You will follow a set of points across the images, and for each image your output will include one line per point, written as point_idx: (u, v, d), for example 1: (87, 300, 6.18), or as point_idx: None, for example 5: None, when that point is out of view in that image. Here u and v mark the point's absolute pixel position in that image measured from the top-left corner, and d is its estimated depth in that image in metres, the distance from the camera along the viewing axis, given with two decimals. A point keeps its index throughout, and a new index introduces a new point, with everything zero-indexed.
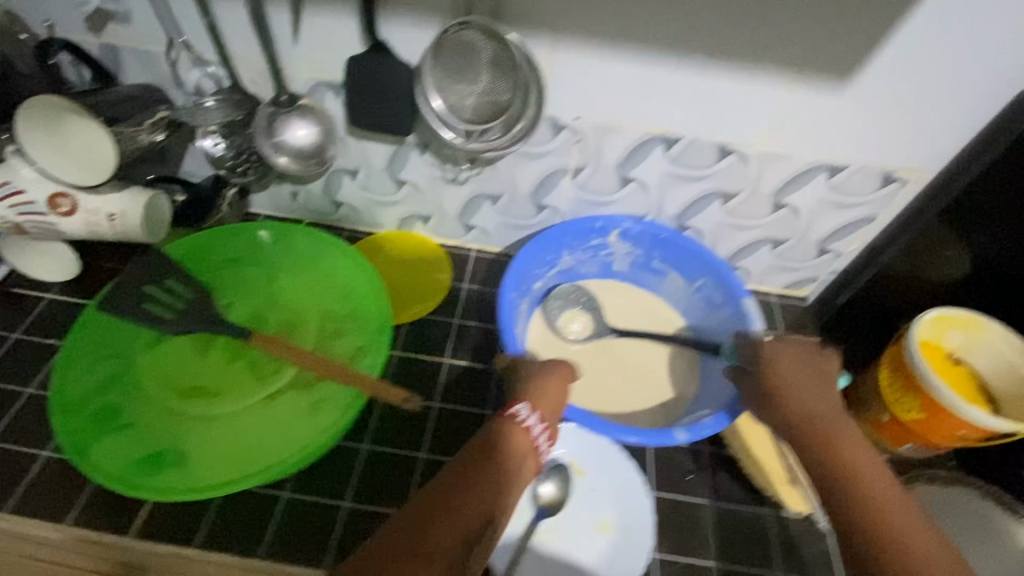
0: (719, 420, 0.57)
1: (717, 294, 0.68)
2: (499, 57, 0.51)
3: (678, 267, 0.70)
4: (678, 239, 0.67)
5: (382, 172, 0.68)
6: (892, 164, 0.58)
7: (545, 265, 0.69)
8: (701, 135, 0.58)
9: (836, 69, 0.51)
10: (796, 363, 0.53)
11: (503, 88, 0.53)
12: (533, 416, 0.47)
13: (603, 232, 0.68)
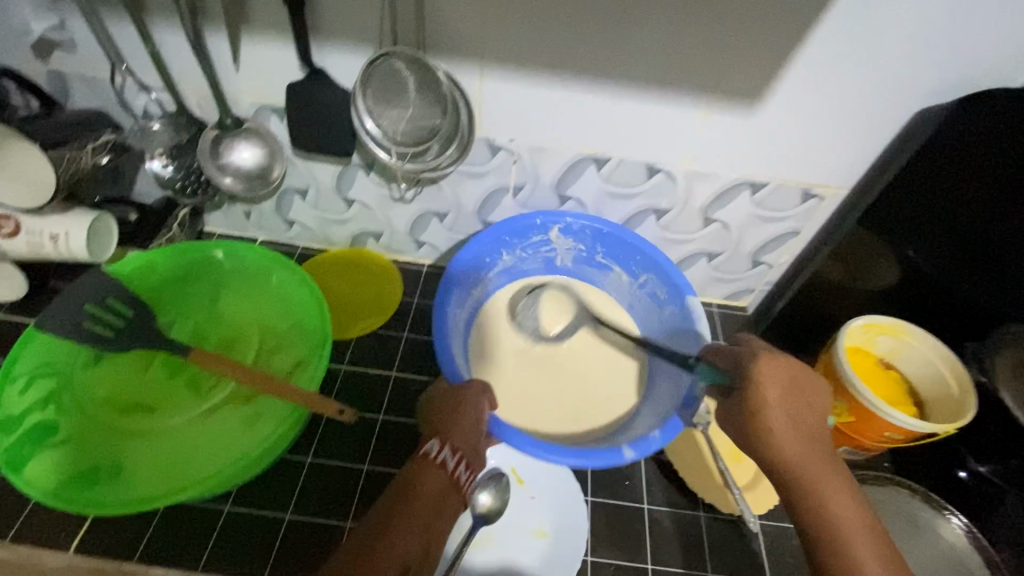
0: (666, 434, 0.55)
1: (661, 290, 0.68)
2: (426, 84, 0.54)
3: (620, 261, 0.70)
4: (621, 234, 0.66)
5: (331, 191, 0.70)
6: (809, 181, 0.62)
7: (487, 265, 0.69)
8: (628, 155, 0.61)
9: (745, 94, 0.54)
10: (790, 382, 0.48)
11: (435, 111, 0.56)
12: (447, 450, 0.48)
13: (543, 229, 0.67)
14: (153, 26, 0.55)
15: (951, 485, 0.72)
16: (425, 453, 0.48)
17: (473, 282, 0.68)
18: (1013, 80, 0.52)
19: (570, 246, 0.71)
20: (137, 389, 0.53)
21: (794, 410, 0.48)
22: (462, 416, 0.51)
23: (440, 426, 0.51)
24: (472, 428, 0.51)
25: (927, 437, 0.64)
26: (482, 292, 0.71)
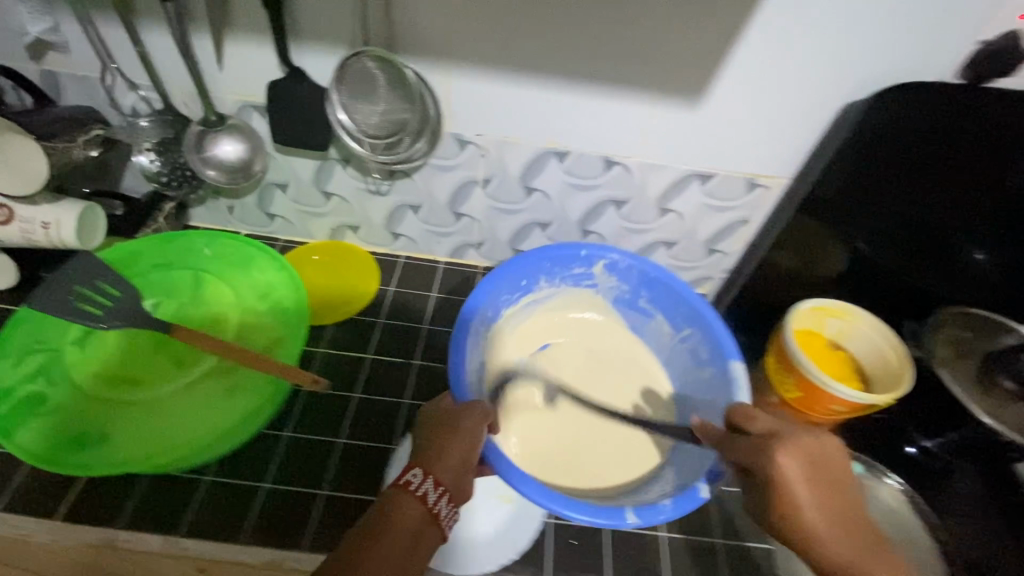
0: (676, 507, 0.55)
1: (703, 349, 0.69)
2: (394, 81, 0.58)
3: (664, 310, 0.73)
4: (668, 279, 0.70)
5: (310, 185, 0.74)
6: (753, 172, 0.67)
7: (517, 290, 0.72)
8: (586, 148, 0.66)
9: (689, 91, 0.59)
10: (811, 470, 0.46)
11: (404, 106, 0.60)
12: (429, 484, 0.47)
13: (586, 261, 0.72)
14: (141, 29, 0.60)
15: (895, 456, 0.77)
16: (405, 483, 0.47)
17: (500, 303, 0.71)
18: (930, 76, 0.57)
19: (614, 284, 0.75)
20: (123, 364, 0.56)
21: (824, 502, 0.45)
22: (446, 447, 0.51)
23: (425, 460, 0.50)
24: (454, 459, 0.50)
25: (867, 408, 0.69)
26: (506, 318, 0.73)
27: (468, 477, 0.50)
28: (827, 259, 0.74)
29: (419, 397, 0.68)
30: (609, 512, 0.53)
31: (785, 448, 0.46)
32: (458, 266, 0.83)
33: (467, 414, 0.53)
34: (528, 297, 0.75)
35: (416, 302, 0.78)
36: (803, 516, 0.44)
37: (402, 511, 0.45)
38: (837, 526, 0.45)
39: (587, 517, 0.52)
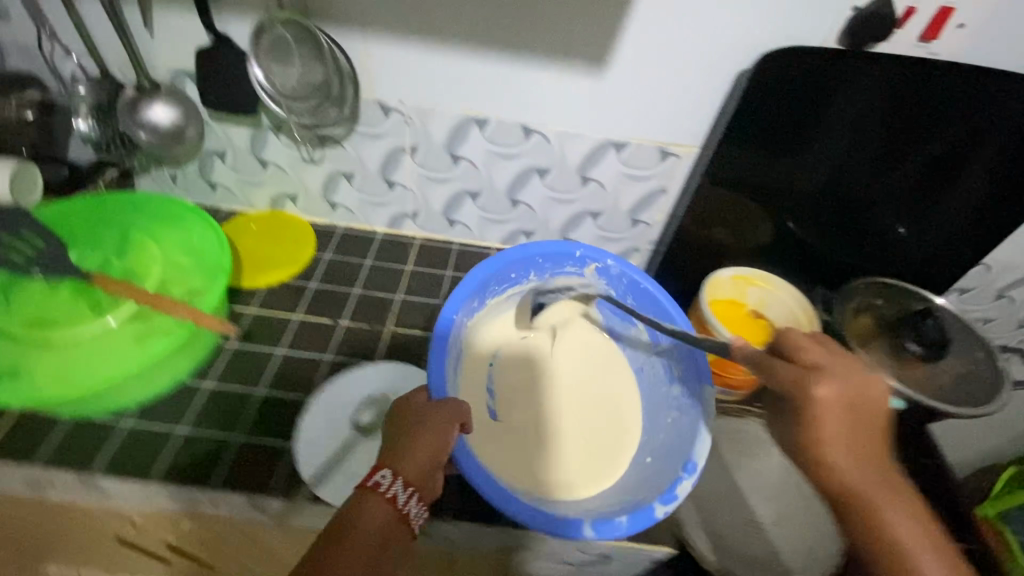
0: (632, 524, 0.55)
1: (675, 366, 0.69)
2: (306, 43, 0.61)
3: (648, 320, 0.73)
4: (657, 290, 0.70)
5: (247, 153, 0.77)
6: (665, 140, 0.70)
7: (505, 282, 0.71)
8: (505, 116, 0.69)
9: (592, 58, 0.62)
10: (840, 411, 0.52)
11: (316, 69, 0.63)
12: (398, 484, 0.47)
13: (580, 261, 0.72)
14: None
15: None
16: (374, 483, 0.47)
17: (488, 294, 0.71)
18: (814, 40, 0.60)
19: (603, 288, 0.74)
20: (41, 309, 0.59)
21: (847, 429, 0.51)
22: (416, 442, 0.51)
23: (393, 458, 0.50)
24: (424, 454, 0.50)
25: None
26: (487, 315, 0.72)
27: (435, 472, 0.51)
28: (757, 233, 0.79)
29: (341, 353, 0.71)
30: (568, 522, 0.54)
31: (828, 382, 0.52)
32: (394, 236, 0.86)
33: (438, 410, 0.54)
34: (513, 292, 0.74)
35: (349, 268, 0.81)
36: (825, 437, 0.51)
37: (370, 511, 0.45)
38: (856, 452, 0.51)
39: (547, 527, 0.53)
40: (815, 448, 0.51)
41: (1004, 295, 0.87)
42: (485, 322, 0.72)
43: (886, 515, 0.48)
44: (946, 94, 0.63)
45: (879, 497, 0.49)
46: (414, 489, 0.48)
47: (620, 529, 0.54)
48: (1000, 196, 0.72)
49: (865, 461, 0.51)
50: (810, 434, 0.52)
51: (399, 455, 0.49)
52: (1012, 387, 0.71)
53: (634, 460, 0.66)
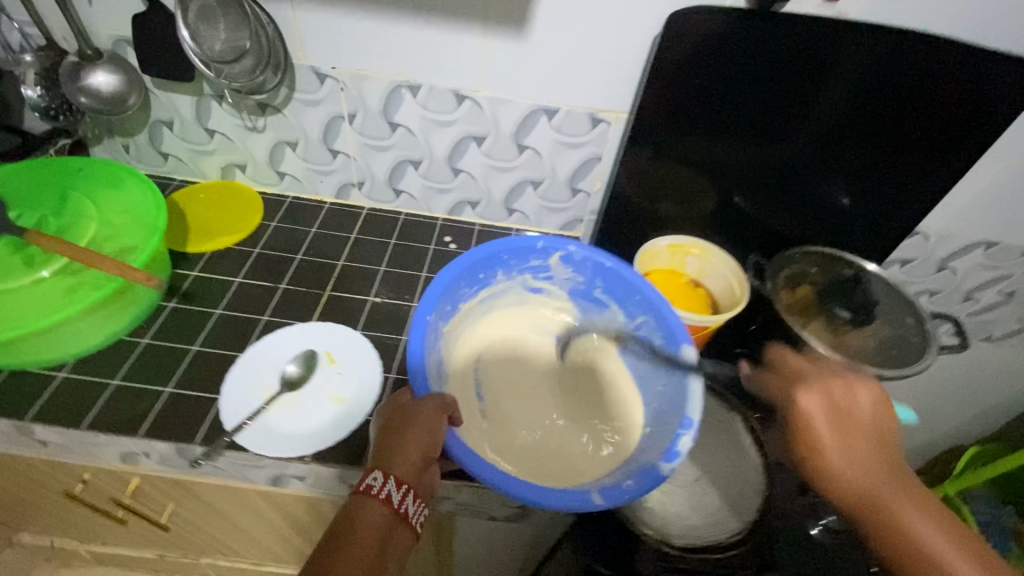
0: (640, 484, 0.55)
1: (655, 336, 0.67)
2: (229, 6, 0.63)
3: (619, 300, 0.71)
4: (621, 269, 0.68)
5: (193, 122, 0.79)
6: (594, 106, 0.72)
7: (475, 283, 0.69)
8: (436, 82, 0.71)
9: (513, 22, 0.64)
10: (829, 412, 0.51)
11: (242, 33, 0.65)
12: (392, 484, 0.47)
13: (544, 253, 0.70)
14: None
15: None
16: (366, 486, 0.47)
17: (460, 299, 0.69)
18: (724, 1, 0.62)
19: (569, 277, 0.73)
20: None
21: (846, 432, 0.50)
22: (404, 438, 0.50)
23: (384, 457, 0.50)
24: (414, 450, 0.50)
25: (699, 332, 0.73)
26: (467, 317, 0.71)
27: (429, 469, 0.51)
28: (696, 201, 0.81)
29: (277, 313, 0.73)
30: (575, 494, 0.53)
31: (814, 386, 0.52)
32: (343, 206, 0.89)
33: (422, 406, 0.52)
34: (489, 295, 0.73)
35: (297, 235, 0.84)
36: (821, 441, 0.50)
37: (365, 515, 0.46)
38: (857, 453, 0.49)
39: (552, 500, 0.51)
40: (813, 455, 0.50)
41: (945, 267, 0.89)
42: (467, 326, 0.71)
43: (916, 532, 0.45)
44: (861, 56, 0.65)
45: (890, 497, 0.47)
46: (408, 488, 0.48)
47: (630, 492, 0.54)
48: (928, 160, 0.73)
49: (869, 461, 0.49)
50: (806, 442, 0.51)
51: (391, 456, 0.50)
52: (940, 353, 0.71)
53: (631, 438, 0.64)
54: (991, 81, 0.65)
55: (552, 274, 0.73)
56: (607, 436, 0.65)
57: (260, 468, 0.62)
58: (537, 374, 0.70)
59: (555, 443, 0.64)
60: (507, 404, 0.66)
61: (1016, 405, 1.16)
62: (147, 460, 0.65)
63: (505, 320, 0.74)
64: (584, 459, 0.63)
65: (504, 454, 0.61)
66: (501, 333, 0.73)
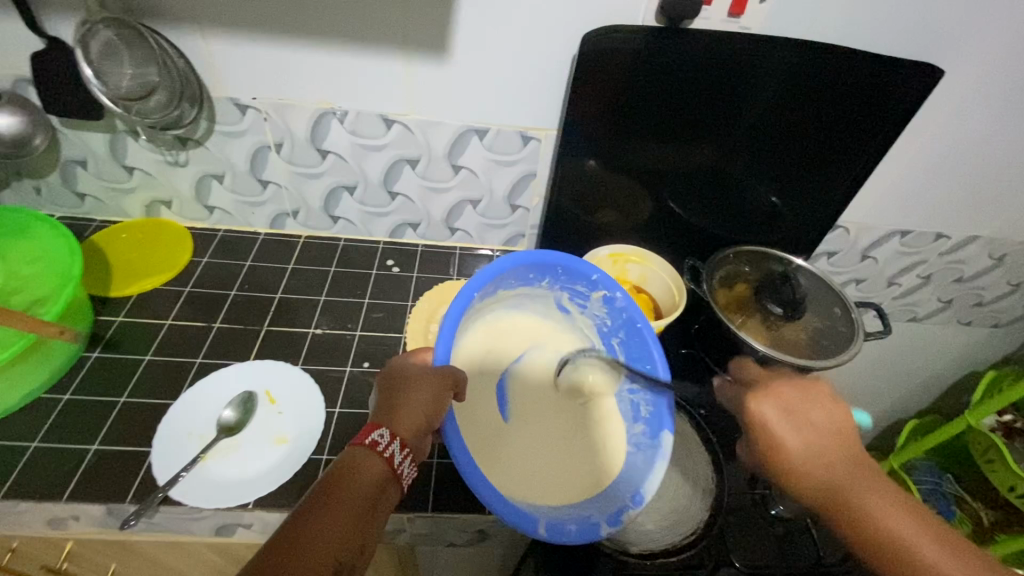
0: (581, 531, 0.54)
1: (645, 406, 0.62)
2: (133, 41, 0.61)
3: (631, 357, 0.65)
4: (650, 337, 0.62)
5: (109, 160, 0.75)
6: (523, 124, 0.73)
7: (520, 279, 0.62)
8: (362, 108, 0.70)
9: (434, 47, 0.64)
10: (779, 415, 0.53)
11: (150, 69, 0.63)
12: (396, 444, 0.47)
13: (592, 286, 0.63)
14: None
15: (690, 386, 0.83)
16: (372, 441, 0.47)
17: (502, 287, 0.61)
18: (634, 19, 0.64)
19: (600, 316, 0.66)
20: None
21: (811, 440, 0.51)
22: (414, 400, 0.50)
23: (386, 414, 0.50)
24: (421, 412, 0.49)
25: None
26: (494, 308, 0.63)
27: (429, 433, 0.51)
28: (631, 209, 0.83)
29: (212, 354, 0.70)
30: (526, 515, 0.52)
31: (763, 399, 0.54)
32: (278, 235, 0.86)
33: (433, 376, 0.51)
34: (523, 293, 0.65)
35: (230, 270, 0.81)
36: (786, 456, 0.51)
37: (365, 468, 0.46)
38: (811, 455, 0.50)
39: (505, 515, 0.50)
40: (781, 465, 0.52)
41: (868, 256, 0.95)
42: (491, 313, 0.63)
43: (856, 511, 0.48)
44: (772, 64, 0.68)
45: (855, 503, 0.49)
46: (410, 449, 0.48)
47: (567, 535, 0.53)
48: (840, 158, 0.78)
49: (828, 468, 0.50)
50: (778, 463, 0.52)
51: (396, 415, 0.49)
52: (866, 340, 0.75)
53: (574, 478, 0.59)
54: (889, 84, 0.70)
55: (586, 305, 0.66)
56: (570, 471, 0.59)
57: (201, 520, 0.59)
58: (535, 386, 0.63)
59: (513, 459, 0.58)
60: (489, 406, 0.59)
61: (947, 377, 1.24)
62: (77, 523, 0.60)
63: (523, 328, 0.66)
64: (543, 485, 0.57)
65: (488, 463, 0.55)
66: (512, 335, 0.64)
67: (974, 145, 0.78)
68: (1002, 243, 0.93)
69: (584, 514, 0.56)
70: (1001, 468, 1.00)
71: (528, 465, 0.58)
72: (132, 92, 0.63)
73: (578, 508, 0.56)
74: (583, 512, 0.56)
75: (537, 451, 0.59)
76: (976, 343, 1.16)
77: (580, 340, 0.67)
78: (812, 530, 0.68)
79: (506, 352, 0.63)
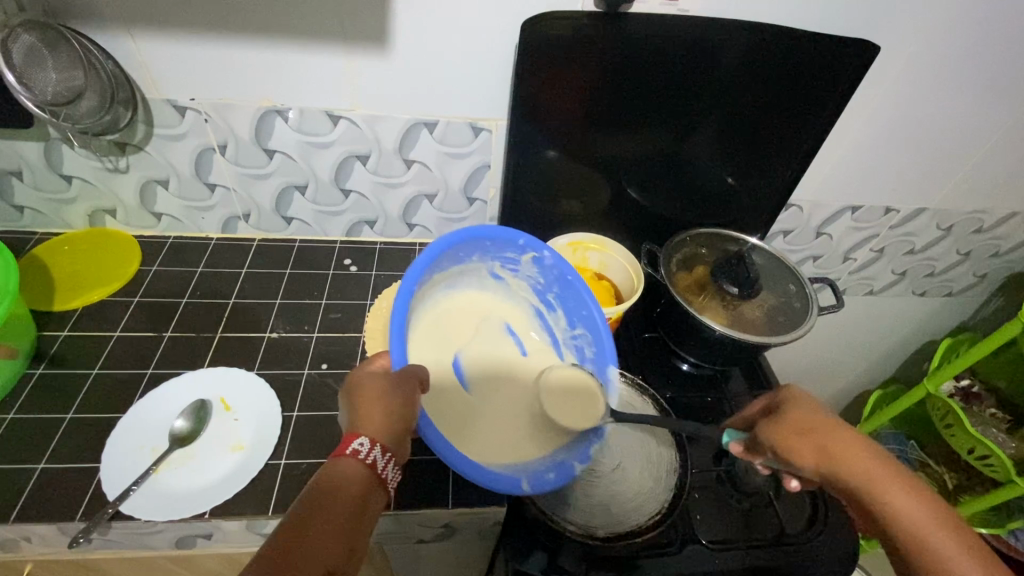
0: (559, 475, 0.55)
1: (590, 347, 0.65)
2: (58, 44, 0.59)
3: (567, 310, 0.67)
4: (582, 286, 0.64)
5: (44, 169, 0.72)
6: (472, 115, 0.72)
7: (454, 259, 0.61)
8: (304, 104, 0.68)
9: (374, 40, 0.63)
10: (813, 408, 0.52)
11: (76, 73, 0.60)
12: (377, 451, 0.45)
13: (521, 250, 0.64)
14: None
15: (655, 368, 0.83)
16: (352, 451, 0.44)
17: (438, 269, 0.60)
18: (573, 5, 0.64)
19: (532, 276, 0.67)
20: None
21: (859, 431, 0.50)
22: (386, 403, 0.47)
23: (356, 417, 0.47)
24: (399, 418, 0.47)
25: None
26: (431, 292, 0.61)
27: (409, 436, 0.49)
28: (587, 197, 0.83)
29: (164, 365, 0.68)
30: (506, 477, 0.53)
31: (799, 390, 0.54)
32: (231, 240, 0.84)
33: (402, 376, 0.48)
34: (457, 273, 0.64)
35: (182, 277, 0.79)
36: (823, 430, 0.50)
37: (344, 476, 0.44)
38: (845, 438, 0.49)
39: (486, 482, 0.51)
40: (825, 443, 0.49)
41: (822, 232, 0.97)
42: (429, 299, 0.61)
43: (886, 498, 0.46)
44: (715, 45, 0.68)
45: (901, 487, 0.46)
46: (391, 454, 0.46)
47: (552, 482, 0.54)
48: (787, 137, 0.79)
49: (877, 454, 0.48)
50: (824, 449, 0.49)
51: (369, 418, 0.46)
52: (820, 314, 0.76)
53: (543, 432, 0.60)
54: (829, 64, 0.71)
55: (517, 270, 0.67)
56: (537, 427, 0.60)
57: (158, 534, 0.58)
58: (490, 356, 0.62)
59: (480, 424, 0.57)
60: (450, 384, 0.58)
61: (907, 347, 1.28)
62: (30, 544, 0.59)
63: (463, 304, 0.64)
64: (514, 444, 0.58)
65: (458, 435, 0.55)
66: (455, 316, 0.63)
67: (914, 119, 0.80)
68: (949, 214, 0.96)
69: (555, 459, 0.57)
70: (959, 431, 1.03)
71: (497, 428, 0.58)
72: (58, 95, 0.60)
73: (549, 456, 0.58)
74: (555, 458, 0.58)
75: (502, 413, 0.59)
76: (932, 312, 1.19)
77: (518, 307, 0.69)
78: (774, 504, 0.69)
79: (453, 333, 0.62)
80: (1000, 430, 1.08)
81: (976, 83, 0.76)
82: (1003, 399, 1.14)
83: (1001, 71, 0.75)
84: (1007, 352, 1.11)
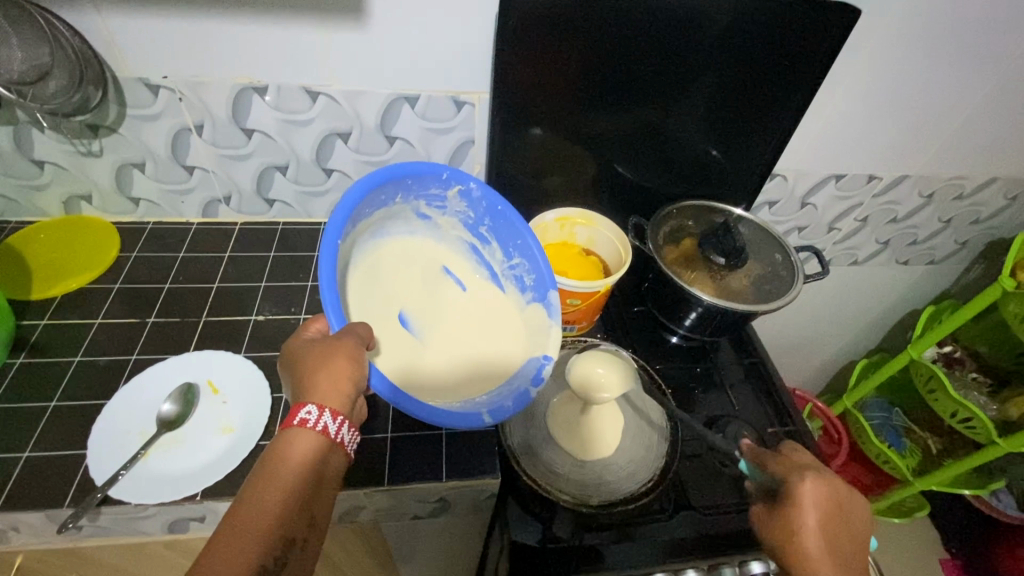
0: (517, 401, 0.57)
1: (528, 276, 0.65)
2: (22, 22, 0.57)
3: (500, 240, 0.66)
4: (514, 216, 0.64)
5: (14, 154, 0.70)
6: (454, 90, 0.71)
7: (378, 203, 0.59)
8: (282, 80, 0.67)
9: (350, 12, 0.62)
10: (815, 509, 0.52)
11: (42, 50, 0.59)
12: (328, 416, 0.44)
13: (446, 184, 0.63)
14: None
15: (644, 340, 0.84)
16: (301, 420, 0.44)
17: (359, 218, 0.57)
18: None
19: (461, 212, 0.66)
20: None
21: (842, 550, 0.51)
22: (331, 371, 0.46)
23: (307, 386, 0.46)
24: (347, 382, 0.46)
25: (596, 296, 0.73)
26: (358, 242, 0.58)
27: (358, 395, 0.48)
28: (572, 172, 0.83)
29: (149, 351, 0.67)
30: (469, 415, 0.53)
31: (811, 479, 0.54)
32: (213, 224, 0.83)
33: (339, 340, 0.47)
34: (382, 218, 0.61)
35: (163, 262, 0.78)
36: (807, 534, 0.51)
37: (299, 444, 0.43)
38: (829, 552, 0.50)
39: (451, 422, 0.52)
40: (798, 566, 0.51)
41: (806, 203, 0.98)
42: (359, 250, 0.58)
43: None
44: (696, 16, 0.68)
45: None
46: (344, 418, 0.45)
47: (511, 410, 0.57)
48: (770, 106, 0.79)
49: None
50: (796, 551, 0.51)
51: (319, 384, 0.46)
52: (805, 282, 0.77)
53: (495, 365, 0.60)
54: (811, 32, 0.71)
55: (445, 207, 0.66)
56: (490, 363, 0.60)
57: (149, 518, 0.57)
58: (427, 296, 0.61)
59: (431, 364, 0.57)
60: (393, 330, 0.56)
61: (892, 316, 1.30)
62: (19, 534, 0.58)
63: (392, 250, 0.62)
64: (467, 381, 0.59)
65: (411, 379, 0.55)
66: (387, 263, 0.61)
67: (895, 87, 0.80)
68: (930, 181, 0.97)
69: (513, 388, 0.59)
70: (941, 397, 1.04)
71: (449, 367, 0.58)
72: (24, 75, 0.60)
73: (507, 386, 0.59)
74: (512, 387, 0.59)
75: (449, 348, 0.59)
76: (916, 281, 1.21)
77: (454, 247, 0.67)
78: None
79: (388, 281, 0.59)
80: (981, 393, 1.10)
81: (957, 48, 0.76)
82: (985, 363, 1.17)
83: (981, 36, 0.75)
84: (989, 317, 1.13)
